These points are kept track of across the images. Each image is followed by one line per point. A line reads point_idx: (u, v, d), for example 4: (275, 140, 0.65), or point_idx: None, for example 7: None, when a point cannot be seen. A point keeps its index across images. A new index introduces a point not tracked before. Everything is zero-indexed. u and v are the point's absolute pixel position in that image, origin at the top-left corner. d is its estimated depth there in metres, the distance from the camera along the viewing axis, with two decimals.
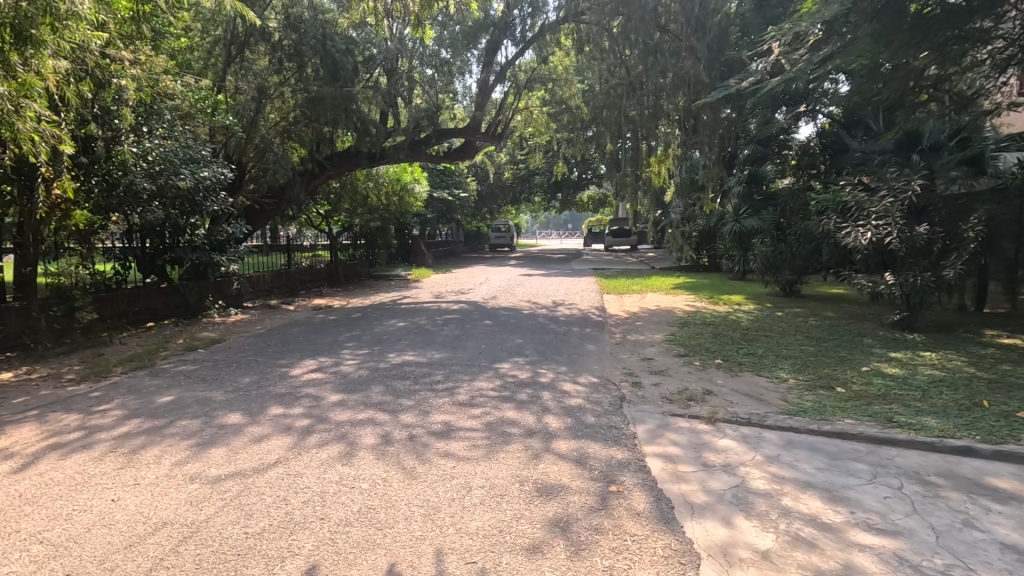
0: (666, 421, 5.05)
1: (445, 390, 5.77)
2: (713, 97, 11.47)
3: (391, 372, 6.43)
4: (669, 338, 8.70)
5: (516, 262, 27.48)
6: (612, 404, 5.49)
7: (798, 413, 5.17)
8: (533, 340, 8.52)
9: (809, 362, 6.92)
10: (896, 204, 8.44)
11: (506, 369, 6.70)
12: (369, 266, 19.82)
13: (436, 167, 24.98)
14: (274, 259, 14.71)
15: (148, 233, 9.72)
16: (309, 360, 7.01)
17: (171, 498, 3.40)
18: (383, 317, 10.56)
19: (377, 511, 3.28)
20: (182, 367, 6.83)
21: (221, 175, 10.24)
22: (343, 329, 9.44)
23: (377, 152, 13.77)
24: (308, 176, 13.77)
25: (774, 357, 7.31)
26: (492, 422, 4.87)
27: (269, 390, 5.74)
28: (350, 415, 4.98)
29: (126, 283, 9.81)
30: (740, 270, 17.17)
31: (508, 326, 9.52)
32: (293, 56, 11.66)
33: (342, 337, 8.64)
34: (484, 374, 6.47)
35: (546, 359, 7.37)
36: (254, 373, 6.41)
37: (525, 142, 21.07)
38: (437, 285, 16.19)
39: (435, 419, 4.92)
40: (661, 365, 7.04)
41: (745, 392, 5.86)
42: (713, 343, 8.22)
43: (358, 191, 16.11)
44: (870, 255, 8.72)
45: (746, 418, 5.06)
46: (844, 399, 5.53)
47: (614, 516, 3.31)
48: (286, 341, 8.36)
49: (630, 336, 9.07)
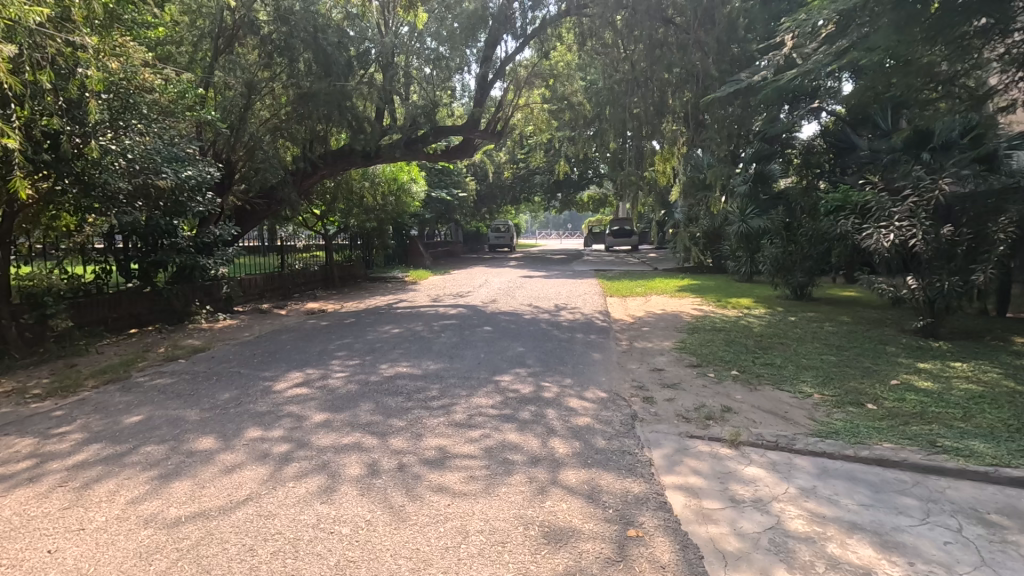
0: (684, 445, 4.58)
1: (441, 408, 5.29)
2: (723, 92, 10.98)
3: (383, 387, 5.94)
4: (679, 346, 8.21)
5: (516, 262, 26.97)
6: (624, 424, 5.01)
7: (830, 435, 4.69)
8: (535, 348, 8.04)
9: (833, 374, 6.45)
10: (921, 204, 7.96)
11: (507, 382, 6.21)
12: (365, 267, 19.51)
13: (435, 167, 24.54)
14: (266, 261, 14.24)
15: (128, 234, 9.26)
16: (295, 372, 6.51)
17: (118, 550, 2.91)
18: (377, 323, 10.07)
19: (357, 566, 2.81)
20: (158, 380, 6.33)
21: (204, 173, 9.77)
22: (335, 336, 8.95)
23: (373, 151, 13.30)
24: (300, 175, 13.27)
25: (793, 368, 6.83)
26: (491, 447, 4.39)
27: (248, 409, 5.24)
28: (334, 439, 4.49)
29: (107, 287, 9.34)
30: (748, 272, 16.76)
31: (508, 333, 9.04)
32: (284, 50, 11.17)
33: (332, 345, 8.15)
34: (483, 388, 5.98)
35: (550, 370, 6.89)
36: (235, 388, 5.92)
37: (525, 140, 20.61)
38: (435, 288, 15.70)
39: (428, 444, 4.43)
40: (673, 377, 6.55)
41: (768, 410, 5.39)
42: (727, 352, 7.73)
43: (353, 191, 15.65)
44: (892, 258, 8.26)
45: (773, 441, 4.59)
46: (877, 418, 5.05)
47: (635, 571, 2.83)
48: (274, 351, 7.86)
49: (638, 343, 8.59)
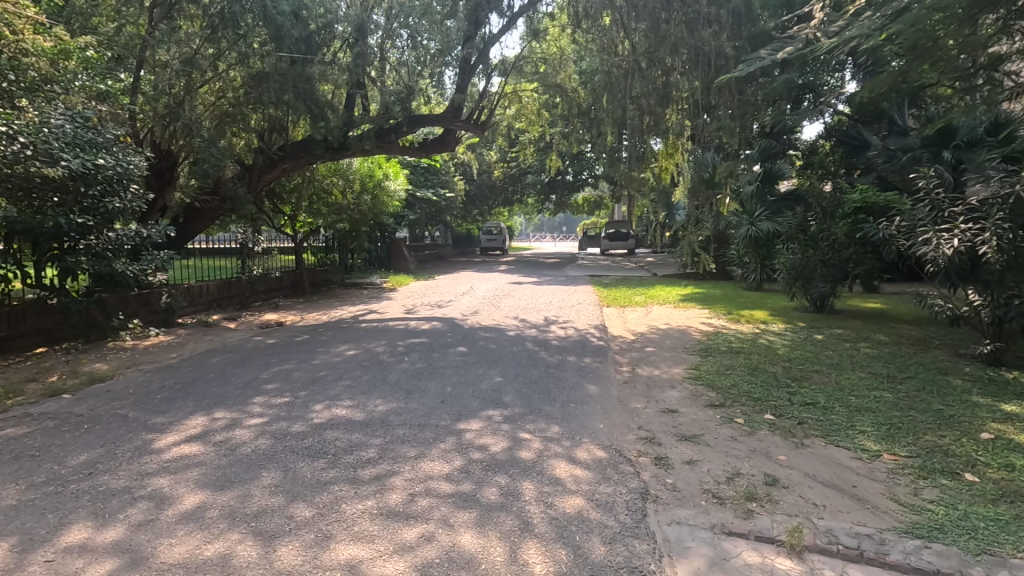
0: (720, 552, 3.10)
1: (373, 483, 3.75)
2: (739, 72, 9.49)
3: (305, 443, 4.40)
4: (693, 376, 6.68)
5: (507, 267, 25.37)
6: (632, 512, 3.50)
7: (936, 534, 3.21)
8: (517, 378, 6.53)
9: (898, 420, 4.98)
10: (991, 202, 6.47)
11: (474, 435, 4.69)
12: (342, 271, 18.06)
13: (420, 165, 23.08)
14: (222, 266, 12.73)
15: (22, 236, 7.68)
16: (197, 418, 4.96)
17: None
18: (334, 341, 8.53)
19: None
20: (11, 427, 4.78)
21: (126, 163, 8.27)
22: (275, 359, 7.39)
23: (341, 144, 11.82)
24: (255, 170, 11.80)
25: (842, 410, 5.34)
26: (431, 564, 2.88)
27: (99, 482, 3.69)
28: (193, 549, 2.96)
29: (11, 296, 8.12)
30: (759, 280, 15.45)
31: (486, 356, 7.52)
32: (228, 24, 9.73)
33: (265, 373, 6.59)
34: (440, 445, 4.47)
35: (532, 412, 5.39)
36: (101, 444, 4.36)
37: (516, 134, 19.18)
38: (413, 296, 14.17)
39: (336, 558, 2.91)
40: (692, 426, 5.04)
41: (829, 483, 3.88)
42: (753, 383, 6.25)
43: (320, 188, 14.26)
44: (953, 271, 6.78)
45: (854, 546, 3.10)
46: (991, 501, 3.60)
47: None
48: (189, 382, 6.27)
49: (641, 371, 7.10)
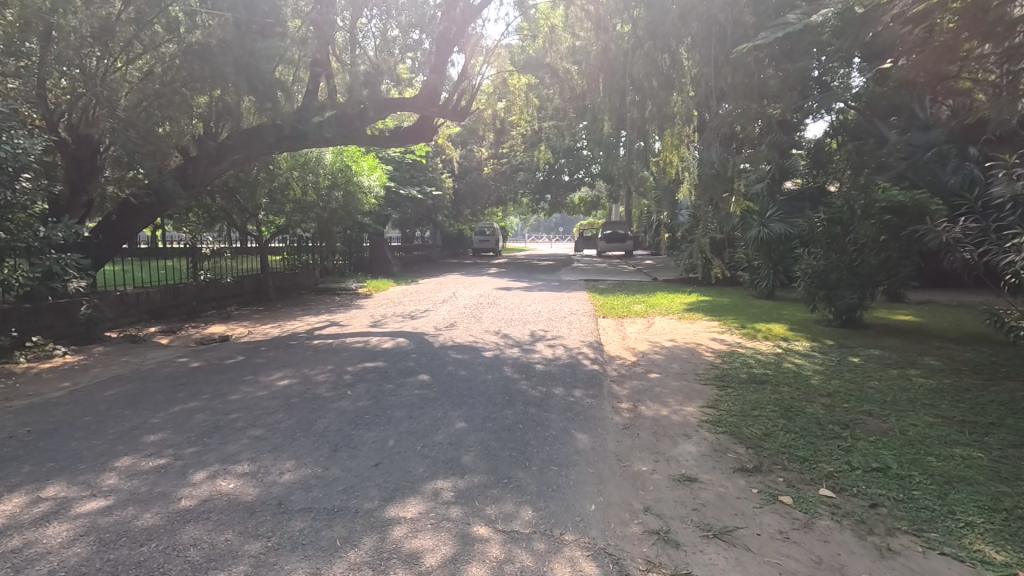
0: None
1: None
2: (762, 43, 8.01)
3: (140, 555, 2.90)
4: (712, 420, 5.18)
5: (497, 270, 23.74)
6: None
7: None
8: (484, 425, 5.00)
9: (1016, 505, 3.50)
10: None
11: (402, 534, 3.20)
12: (315, 275, 16.53)
13: (406, 162, 21.45)
14: (168, 270, 11.21)
15: None
16: (8, 501, 3.45)
17: None
18: (270, 366, 6.97)
19: None
20: None
21: (12, 146, 6.82)
22: (184, 392, 5.83)
23: (297, 134, 10.22)
24: (199, 161, 10.26)
25: (927, 480, 3.85)
26: None
27: None
28: None
29: None
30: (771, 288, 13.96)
31: (451, 390, 5.99)
32: None
33: (157, 417, 5.04)
34: (347, 556, 2.96)
35: (497, 485, 3.89)
36: None
37: (504, 126, 17.78)
38: (387, 306, 12.64)
39: None
40: (723, 514, 3.52)
41: None
42: (793, 435, 4.75)
43: (282, 183, 12.66)
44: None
45: None
46: None
47: None
48: (49, 431, 4.73)
49: (645, 410, 5.59)
